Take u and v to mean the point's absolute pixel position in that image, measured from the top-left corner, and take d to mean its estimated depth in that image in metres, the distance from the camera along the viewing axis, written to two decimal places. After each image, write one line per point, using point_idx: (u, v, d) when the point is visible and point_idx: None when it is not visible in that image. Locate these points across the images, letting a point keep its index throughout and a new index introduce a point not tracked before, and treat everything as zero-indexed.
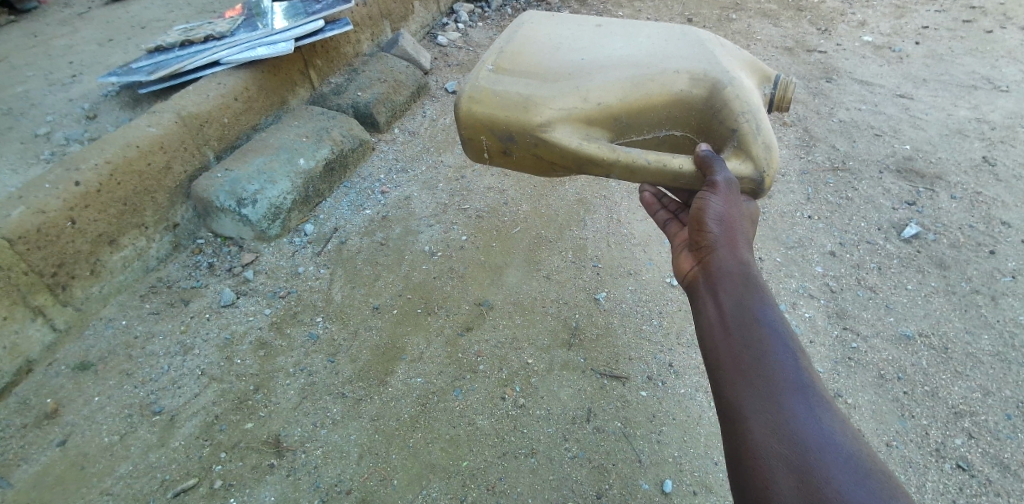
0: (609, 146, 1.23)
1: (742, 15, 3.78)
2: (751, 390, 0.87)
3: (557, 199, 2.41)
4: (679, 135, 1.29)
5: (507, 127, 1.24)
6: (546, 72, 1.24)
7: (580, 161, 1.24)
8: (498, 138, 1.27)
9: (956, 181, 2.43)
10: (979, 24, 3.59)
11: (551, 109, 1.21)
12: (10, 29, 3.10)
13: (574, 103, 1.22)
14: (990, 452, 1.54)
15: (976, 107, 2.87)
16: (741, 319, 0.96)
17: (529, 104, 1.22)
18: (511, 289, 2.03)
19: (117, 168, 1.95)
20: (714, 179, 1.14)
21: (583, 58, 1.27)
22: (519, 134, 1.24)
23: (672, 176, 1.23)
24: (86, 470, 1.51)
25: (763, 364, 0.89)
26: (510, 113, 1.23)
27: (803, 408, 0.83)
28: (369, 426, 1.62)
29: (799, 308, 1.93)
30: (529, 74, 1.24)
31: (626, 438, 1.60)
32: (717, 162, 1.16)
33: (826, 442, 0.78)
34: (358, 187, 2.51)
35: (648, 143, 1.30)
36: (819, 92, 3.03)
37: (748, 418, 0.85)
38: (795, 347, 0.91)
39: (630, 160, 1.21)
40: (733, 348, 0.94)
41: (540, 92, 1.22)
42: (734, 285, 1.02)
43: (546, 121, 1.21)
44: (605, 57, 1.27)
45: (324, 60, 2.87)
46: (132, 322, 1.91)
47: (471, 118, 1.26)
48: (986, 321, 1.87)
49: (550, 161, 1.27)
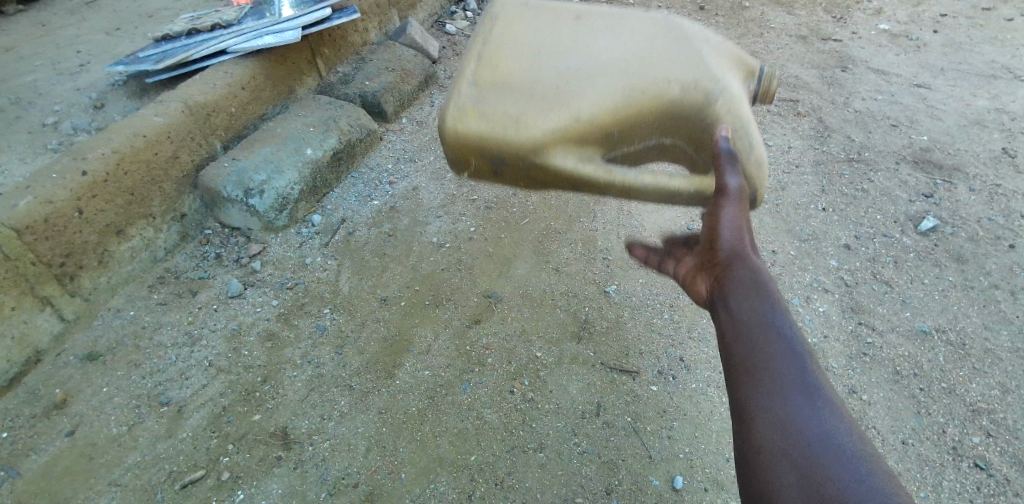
0: (604, 166, 1.00)
1: (755, 3, 3.72)
2: (748, 378, 0.76)
3: (566, 190, 2.38)
4: (669, 142, 1.02)
5: (499, 151, 0.97)
6: (530, 86, 0.96)
7: (578, 185, 1.02)
8: (488, 163, 1.01)
9: (975, 173, 2.37)
10: (999, 12, 3.50)
11: (542, 131, 0.95)
12: (18, 18, 3.09)
13: (571, 116, 0.95)
14: (1008, 450, 1.51)
15: (995, 98, 2.80)
16: (736, 299, 0.85)
17: (518, 123, 0.95)
18: (519, 281, 2.01)
19: (124, 158, 1.93)
20: (725, 182, 0.90)
21: (568, 62, 0.97)
22: (511, 158, 0.98)
23: (671, 195, 1.01)
24: (94, 461, 1.51)
25: (759, 348, 0.77)
26: (500, 135, 0.96)
27: (804, 396, 0.71)
28: (377, 419, 1.61)
29: (813, 302, 1.89)
30: (513, 89, 0.96)
31: (636, 433, 1.58)
32: (731, 163, 0.90)
33: (829, 437, 0.67)
34: (365, 177, 2.49)
35: (637, 153, 1.05)
36: (834, 82, 2.97)
37: (748, 411, 0.74)
38: (794, 328, 0.79)
39: (627, 183, 1.00)
40: (728, 334, 0.82)
41: (527, 111, 0.95)
42: (742, 288, 0.85)
43: (538, 146, 0.95)
44: (592, 57, 0.98)
45: (332, 49, 2.84)
46: (139, 313, 1.90)
47: (457, 141, 0.98)
48: (1005, 317, 1.83)
49: (545, 183, 1.04)
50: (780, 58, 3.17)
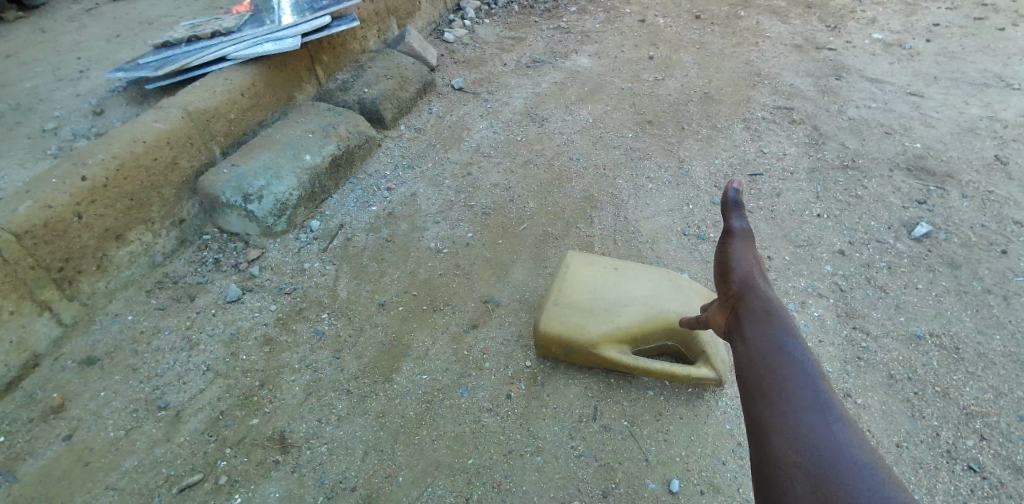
0: (631, 356, 1.68)
1: (750, 13, 3.78)
2: (764, 400, 0.80)
3: (563, 197, 2.39)
4: (672, 345, 1.72)
5: (568, 347, 1.69)
6: (590, 318, 1.71)
7: (617, 367, 1.69)
8: (565, 351, 1.71)
9: (968, 180, 2.40)
10: (991, 22, 3.55)
11: (597, 333, 1.68)
12: (18, 25, 3.11)
13: (619, 355, 1.67)
14: (1002, 453, 1.52)
15: (987, 106, 2.84)
16: (751, 323, 0.98)
17: (582, 332, 1.68)
18: (518, 286, 2.02)
19: (124, 163, 1.95)
20: (732, 225, 1.22)
21: (611, 298, 1.75)
22: (578, 352, 1.69)
23: (678, 375, 1.65)
24: (92, 465, 1.51)
25: (774, 372, 0.83)
26: (575, 356, 1.71)
27: (814, 411, 0.74)
28: (374, 423, 1.62)
29: (808, 308, 1.91)
30: (581, 313, 1.72)
31: (633, 437, 1.58)
32: (735, 208, 1.23)
33: (840, 446, 0.68)
34: (364, 183, 2.51)
35: (650, 345, 1.72)
36: (828, 90, 3.00)
37: (765, 427, 0.76)
38: (813, 361, 0.84)
39: (646, 368, 1.65)
40: (749, 365, 0.89)
41: (590, 323, 1.69)
42: (760, 323, 0.96)
43: (594, 342, 1.67)
44: (625, 299, 1.75)
45: (331, 56, 2.86)
46: (138, 317, 1.91)
47: (545, 344, 1.71)
48: (999, 322, 1.84)
49: (600, 366, 1.71)
50: (774, 67, 3.21)
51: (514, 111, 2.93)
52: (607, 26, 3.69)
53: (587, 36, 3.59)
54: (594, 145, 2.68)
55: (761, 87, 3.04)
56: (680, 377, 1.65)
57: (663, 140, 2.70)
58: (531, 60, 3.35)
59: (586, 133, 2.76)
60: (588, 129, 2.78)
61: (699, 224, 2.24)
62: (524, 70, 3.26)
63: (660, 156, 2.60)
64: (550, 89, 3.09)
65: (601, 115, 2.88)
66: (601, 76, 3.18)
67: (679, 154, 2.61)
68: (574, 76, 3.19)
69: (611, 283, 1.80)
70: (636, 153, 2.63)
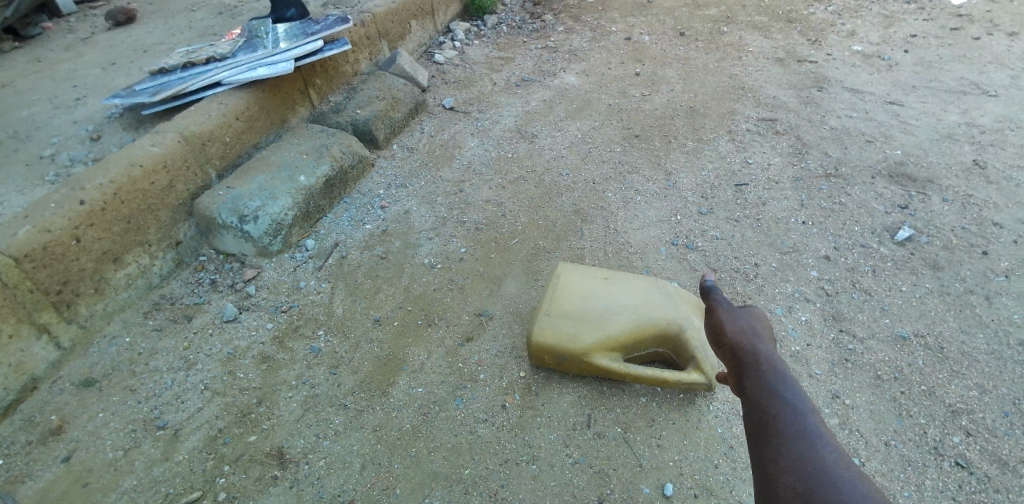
0: (622, 363, 1.71)
1: (733, 28, 3.89)
2: (759, 435, 0.86)
3: (554, 211, 2.44)
4: (662, 350, 1.75)
5: (561, 356, 1.72)
6: (581, 326, 1.74)
7: (610, 374, 1.72)
8: (557, 360, 1.74)
9: (947, 184, 2.46)
10: (966, 32, 3.66)
11: (587, 341, 1.71)
12: (14, 55, 3.16)
13: (609, 361, 1.71)
14: (987, 448, 1.55)
15: (965, 112, 2.91)
16: (743, 364, 1.05)
17: (574, 341, 1.71)
18: (511, 299, 2.06)
19: (122, 187, 1.99)
20: (714, 296, 1.27)
21: (602, 305, 1.78)
22: (570, 361, 1.72)
23: (669, 381, 1.68)
24: (89, 486, 1.52)
25: (765, 409, 0.90)
26: (567, 364, 1.74)
27: (803, 438, 0.81)
28: (371, 436, 1.64)
29: (795, 312, 1.95)
30: (572, 321, 1.75)
31: (627, 442, 1.60)
32: (715, 288, 1.29)
33: (827, 467, 0.74)
34: (357, 202, 2.55)
35: (642, 352, 1.76)
36: (810, 101, 3.08)
37: (763, 456, 0.82)
38: (803, 398, 0.90)
39: (635, 375, 1.69)
40: (743, 404, 0.95)
41: (582, 332, 1.72)
42: (756, 367, 1.02)
43: (586, 351, 1.70)
44: (617, 306, 1.78)
45: (323, 79, 2.93)
46: (136, 339, 1.93)
47: (537, 353, 1.74)
48: (981, 321, 1.89)
49: (593, 374, 1.74)
50: (757, 80, 3.30)
51: (505, 129, 2.99)
52: (593, 45, 3.78)
53: (574, 54, 3.68)
54: (583, 160, 2.74)
55: (745, 100, 3.12)
56: (670, 383, 1.69)
57: (650, 153, 2.76)
58: (520, 80, 3.43)
59: (575, 148, 2.82)
60: (577, 145, 2.84)
61: (686, 234, 2.29)
62: (513, 90, 3.33)
63: (647, 169, 2.66)
64: (539, 106, 3.16)
65: (589, 130, 2.94)
66: (589, 94, 3.26)
67: (666, 166, 2.67)
68: (562, 93, 3.27)
69: (602, 290, 1.83)
70: (625, 167, 2.68)
